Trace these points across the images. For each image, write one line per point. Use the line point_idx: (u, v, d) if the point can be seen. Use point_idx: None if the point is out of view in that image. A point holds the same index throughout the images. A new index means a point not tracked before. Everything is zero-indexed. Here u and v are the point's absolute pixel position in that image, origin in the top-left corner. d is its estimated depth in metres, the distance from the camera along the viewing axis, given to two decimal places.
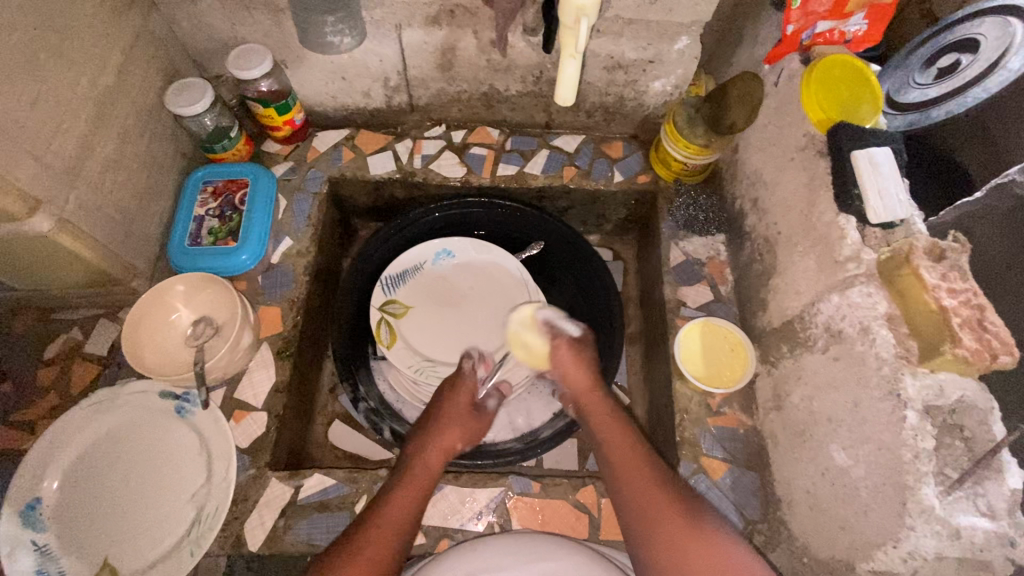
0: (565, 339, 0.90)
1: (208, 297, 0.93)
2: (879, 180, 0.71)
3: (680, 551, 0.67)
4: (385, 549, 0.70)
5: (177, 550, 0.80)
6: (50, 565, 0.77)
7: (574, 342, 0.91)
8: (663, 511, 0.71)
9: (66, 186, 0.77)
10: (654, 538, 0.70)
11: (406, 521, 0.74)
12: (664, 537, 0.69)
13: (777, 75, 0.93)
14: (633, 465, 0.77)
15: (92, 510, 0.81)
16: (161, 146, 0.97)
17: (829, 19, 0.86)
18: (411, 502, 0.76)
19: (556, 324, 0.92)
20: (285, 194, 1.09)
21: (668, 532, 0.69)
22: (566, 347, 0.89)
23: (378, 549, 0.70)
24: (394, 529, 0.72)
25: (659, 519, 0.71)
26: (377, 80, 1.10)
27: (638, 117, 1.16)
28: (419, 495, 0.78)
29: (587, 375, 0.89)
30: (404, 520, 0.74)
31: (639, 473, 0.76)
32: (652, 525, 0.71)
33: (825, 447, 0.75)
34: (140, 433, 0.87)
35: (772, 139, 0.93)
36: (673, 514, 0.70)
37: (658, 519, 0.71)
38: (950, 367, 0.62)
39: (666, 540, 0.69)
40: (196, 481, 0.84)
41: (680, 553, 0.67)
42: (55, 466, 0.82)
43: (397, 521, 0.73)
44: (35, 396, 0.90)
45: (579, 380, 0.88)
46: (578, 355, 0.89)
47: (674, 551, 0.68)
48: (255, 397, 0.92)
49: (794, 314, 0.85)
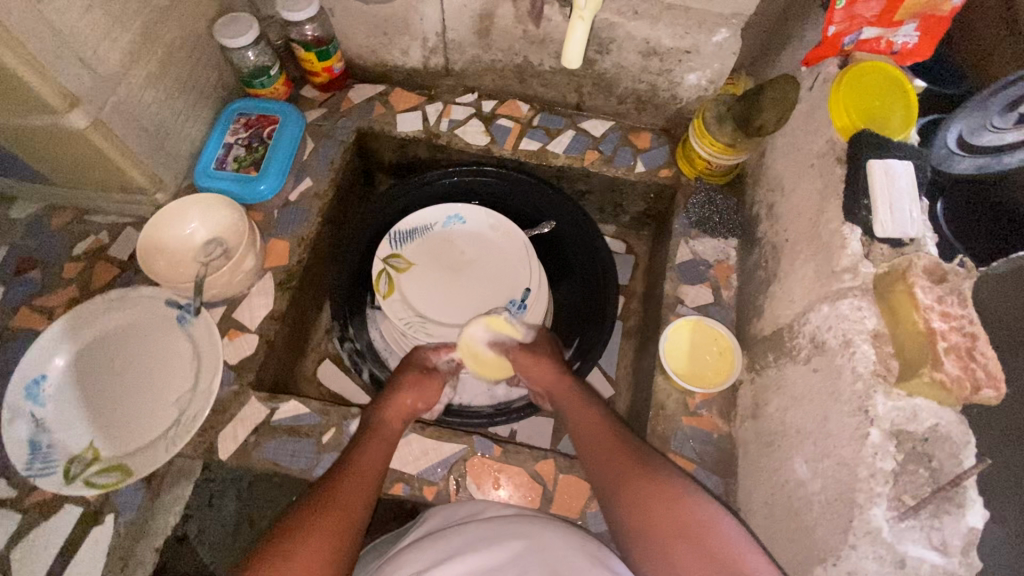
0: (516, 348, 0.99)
1: (222, 220, 0.97)
2: (890, 194, 0.69)
3: (644, 507, 0.70)
4: (354, 500, 0.72)
5: (155, 445, 0.85)
6: (42, 436, 0.84)
7: (519, 345, 0.99)
8: (626, 474, 0.73)
9: (106, 92, 0.83)
10: (623, 501, 0.72)
11: (371, 476, 0.76)
12: (633, 502, 0.71)
13: (812, 79, 0.88)
14: (602, 436, 0.80)
15: (88, 395, 0.88)
16: (203, 71, 1.03)
17: (876, 26, 0.81)
18: (375, 459, 0.78)
19: (496, 336, 1.02)
20: (313, 138, 1.13)
21: (634, 493, 0.71)
22: (519, 354, 0.98)
23: (348, 500, 0.71)
24: (360, 483, 0.74)
25: (624, 481, 0.73)
26: (415, 39, 1.12)
27: (669, 109, 1.14)
28: (383, 455, 0.80)
29: (548, 370, 0.94)
30: (368, 477, 0.76)
31: (604, 445, 0.78)
32: (620, 489, 0.73)
33: (788, 460, 0.73)
34: (141, 334, 0.93)
35: (797, 145, 0.89)
36: (636, 475, 0.73)
37: (625, 482, 0.73)
38: (928, 393, 0.60)
39: (638, 508, 0.70)
40: (183, 386, 0.90)
41: (645, 511, 0.69)
42: (63, 350, 0.89)
43: (363, 475, 0.75)
44: (58, 286, 0.98)
45: (540, 375, 0.95)
46: (529, 354, 0.97)
47: (648, 516, 0.69)
48: (251, 320, 0.97)
49: (784, 323, 0.82)
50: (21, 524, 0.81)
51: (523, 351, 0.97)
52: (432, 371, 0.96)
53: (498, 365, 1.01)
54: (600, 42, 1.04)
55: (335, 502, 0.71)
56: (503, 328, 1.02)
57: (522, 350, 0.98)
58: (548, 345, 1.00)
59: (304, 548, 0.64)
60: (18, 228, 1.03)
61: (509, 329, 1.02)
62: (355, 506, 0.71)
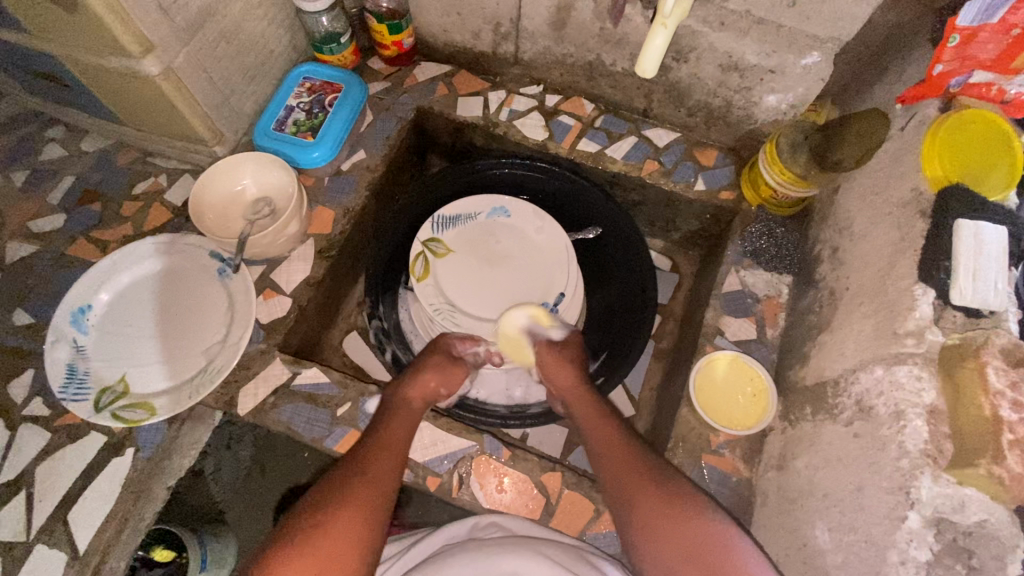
0: (545, 342, 0.98)
1: (273, 181, 0.98)
2: (976, 261, 0.63)
3: (658, 530, 0.67)
4: (383, 471, 0.73)
5: (181, 389, 0.88)
6: (79, 362, 0.87)
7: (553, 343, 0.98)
8: (642, 488, 0.71)
9: (181, 41, 0.85)
10: (639, 516, 0.70)
11: (397, 450, 0.77)
12: (651, 518, 0.69)
13: (906, 119, 0.80)
14: (619, 447, 0.78)
15: (128, 330, 0.91)
16: (276, 31, 1.03)
17: (990, 69, 0.73)
18: (399, 432, 0.80)
19: (535, 327, 1.01)
20: (373, 111, 1.13)
21: (643, 509, 0.70)
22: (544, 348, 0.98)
23: (377, 470, 0.73)
24: (387, 455, 0.75)
25: (640, 497, 0.71)
26: (488, 23, 1.09)
27: (741, 128, 1.08)
28: (407, 431, 0.81)
29: (566, 374, 0.94)
30: (394, 449, 0.77)
31: (621, 455, 0.76)
32: (636, 501, 0.71)
33: (810, 523, 0.69)
34: (184, 280, 0.96)
35: (877, 188, 0.82)
36: (650, 493, 0.70)
37: (636, 495, 0.71)
38: (981, 485, 0.55)
39: (654, 523, 0.68)
40: (215, 336, 0.92)
41: (655, 530, 0.68)
42: (111, 284, 0.93)
43: (388, 448, 0.76)
44: (114, 222, 1.01)
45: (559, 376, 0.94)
46: (557, 355, 0.96)
47: (664, 527, 0.67)
48: (287, 283, 0.98)
49: (830, 377, 0.77)
50: (51, 442, 0.86)
51: (548, 350, 0.97)
52: (456, 359, 0.97)
53: (518, 346, 1.02)
54: (679, 49, 0.99)
55: (362, 471, 0.72)
56: (546, 321, 1.01)
57: (549, 347, 0.98)
58: (579, 347, 0.99)
59: (333, 518, 0.65)
60: (87, 160, 1.08)
61: (550, 324, 1.01)
62: (382, 477, 0.72)
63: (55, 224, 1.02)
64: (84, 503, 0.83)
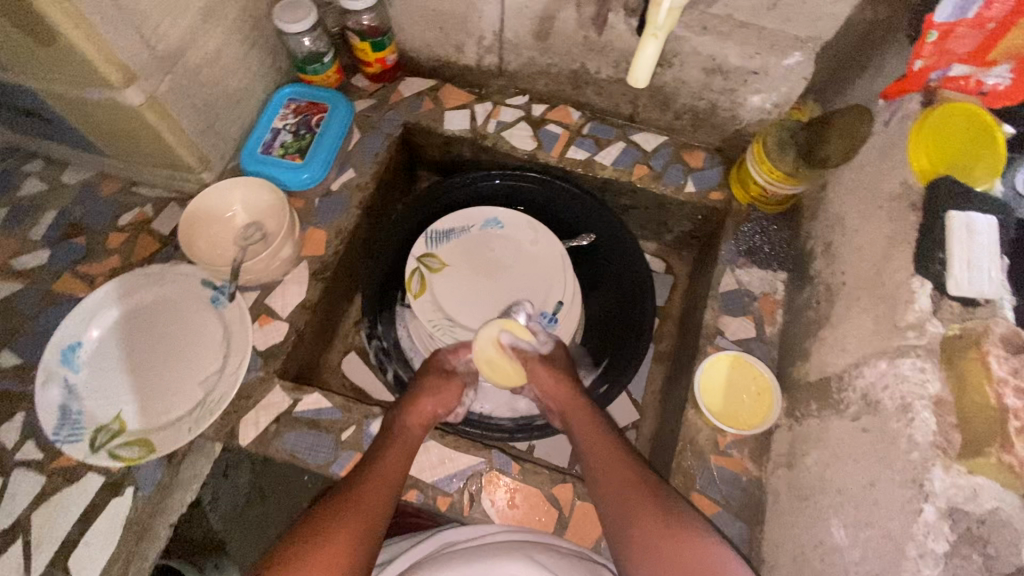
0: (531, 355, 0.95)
1: (263, 206, 0.97)
2: (969, 252, 0.63)
3: (654, 547, 0.67)
4: (378, 503, 0.72)
5: (179, 422, 0.87)
6: (73, 402, 0.86)
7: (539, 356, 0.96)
8: (642, 506, 0.71)
9: (163, 69, 0.83)
10: (636, 533, 0.69)
11: (393, 480, 0.75)
12: (647, 535, 0.68)
13: (890, 114, 0.81)
14: (620, 465, 0.77)
15: (119, 365, 0.90)
16: (258, 54, 1.03)
17: (967, 63, 0.71)
18: (397, 461, 0.78)
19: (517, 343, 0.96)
20: (360, 128, 1.12)
21: (641, 523, 0.70)
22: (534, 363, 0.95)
23: (372, 501, 0.71)
24: (383, 485, 0.74)
25: (638, 515, 0.71)
26: (472, 37, 1.09)
27: (727, 129, 1.09)
28: (405, 459, 0.79)
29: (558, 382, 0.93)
30: (390, 479, 0.75)
31: (622, 473, 0.76)
32: (634, 520, 0.71)
33: (825, 519, 0.69)
34: (175, 311, 0.94)
35: (865, 182, 0.83)
36: (650, 511, 0.70)
37: (635, 511, 0.71)
38: (993, 474, 0.55)
39: (649, 540, 0.68)
40: (211, 367, 0.90)
41: (653, 545, 0.68)
42: (100, 320, 0.91)
43: (385, 478, 0.75)
44: (101, 255, 0.99)
45: (555, 390, 0.92)
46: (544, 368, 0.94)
47: (661, 545, 0.67)
48: (283, 308, 0.97)
49: (833, 372, 0.78)
50: (47, 486, 0.83)
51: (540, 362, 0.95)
52: (453, 375, 0.95)
53: (502, 370, 0.97)
54: (662, 55, 1.00)
55: (357, 501, 0.70)
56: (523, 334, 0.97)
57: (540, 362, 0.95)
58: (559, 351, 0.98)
59: (324, 551, 0.64)
60: (69, 194, 1.06)
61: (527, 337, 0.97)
62: (376, 509, 0.71)
63: (40, 260, 0.99)
64: (85, 546, 0.81)
